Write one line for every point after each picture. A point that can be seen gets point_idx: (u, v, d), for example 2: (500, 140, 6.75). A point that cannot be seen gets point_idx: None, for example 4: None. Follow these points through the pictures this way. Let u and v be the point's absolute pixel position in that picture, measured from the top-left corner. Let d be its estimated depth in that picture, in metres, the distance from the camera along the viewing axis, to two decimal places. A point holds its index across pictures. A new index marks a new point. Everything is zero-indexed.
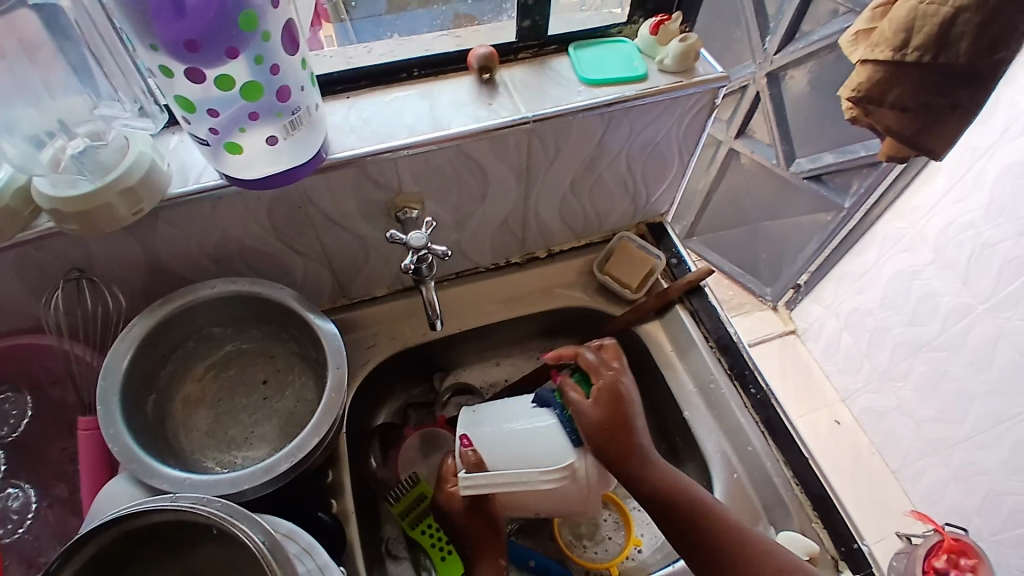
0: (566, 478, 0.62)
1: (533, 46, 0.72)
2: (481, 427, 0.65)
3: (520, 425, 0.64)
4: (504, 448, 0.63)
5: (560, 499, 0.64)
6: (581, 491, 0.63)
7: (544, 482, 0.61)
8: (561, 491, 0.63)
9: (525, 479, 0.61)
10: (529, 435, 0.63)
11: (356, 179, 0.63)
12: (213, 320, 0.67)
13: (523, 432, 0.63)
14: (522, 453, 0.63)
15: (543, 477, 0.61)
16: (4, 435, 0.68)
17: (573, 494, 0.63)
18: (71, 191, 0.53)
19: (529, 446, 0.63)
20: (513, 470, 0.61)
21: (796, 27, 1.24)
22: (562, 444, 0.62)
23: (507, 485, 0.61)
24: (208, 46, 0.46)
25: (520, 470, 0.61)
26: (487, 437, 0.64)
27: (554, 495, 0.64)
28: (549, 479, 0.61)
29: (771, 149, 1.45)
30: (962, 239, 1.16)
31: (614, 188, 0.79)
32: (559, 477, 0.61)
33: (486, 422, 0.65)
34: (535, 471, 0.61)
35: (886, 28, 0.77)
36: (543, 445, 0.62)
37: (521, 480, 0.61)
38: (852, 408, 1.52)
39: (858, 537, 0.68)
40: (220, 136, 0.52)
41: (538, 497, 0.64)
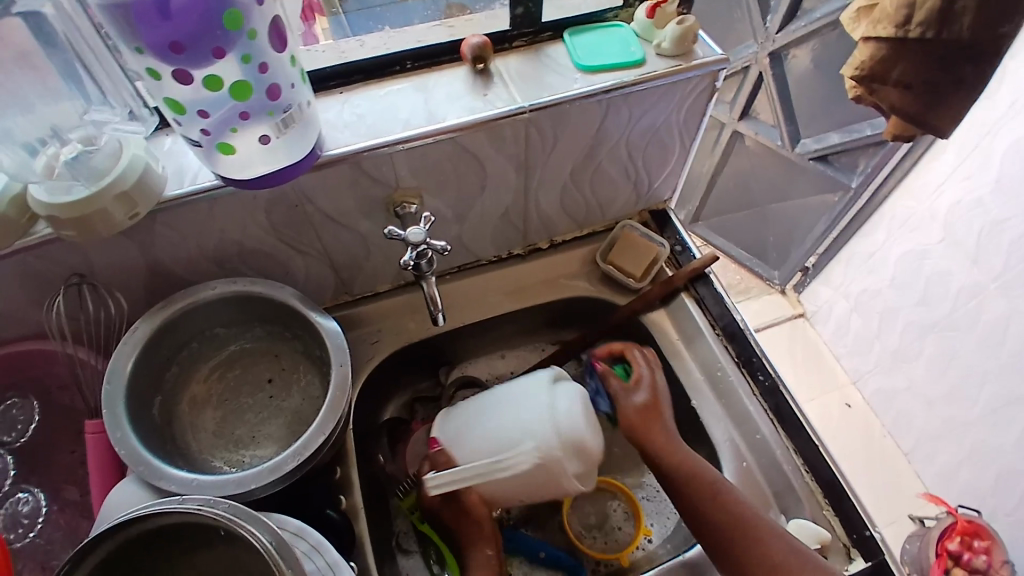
0: (533, 465, 0.64)
1: (528, 33, 0.70)
2: (447, 427, 0.69)
3: (477, 419, 0.67)
4: (469, 442, 0.67)
5: (527, 485, 0.66)
6: (553, 476, 0.64)
7: (506, 471, 0.64)
8: (533, 477, 0.65)
9: (491, 469, 0.65)
10: (498, 425, 0.66)
11: (352, 176, 0.63)
12: (216, 320, 0.67)
13: (481, 425, 0.67)
14: (493, 443, 0.65)
15: (508, 467, 0.64)
16: (13, 441, 0.69)
17: (548, 480, 0.65)
18: (68, 198, 0.53)
19: (498, 436, 0.65)
20: (478, 464, 0.65)
21: (798, 5, 1.21)
22: (526, 431, 0.64)
23: (477, 477, 0.65)
24: (194, 47, 0.46)
25: (489, 461, 0.65)
26: (453, 435, 0.68)
27: (529, 482, 0.65)
28: (516, 468, 0.64)
29: (775, 130, 1.42)
30: (971, 217, 1.14)
31: (614, 176, 0.78)
32: (528, 463, 0.64)
33: (461, 417, 0.69)
34: (501, 461, 0.64)
35: (888, 4, 0.75)
36: (511, 433, 0.65)
37: (484, 472, 0.65)
38: (863, 391, 1.51)
39: (870, 525, 0.67)
40: (212, 137, 0.52)
41: (514, 485, 0.65)
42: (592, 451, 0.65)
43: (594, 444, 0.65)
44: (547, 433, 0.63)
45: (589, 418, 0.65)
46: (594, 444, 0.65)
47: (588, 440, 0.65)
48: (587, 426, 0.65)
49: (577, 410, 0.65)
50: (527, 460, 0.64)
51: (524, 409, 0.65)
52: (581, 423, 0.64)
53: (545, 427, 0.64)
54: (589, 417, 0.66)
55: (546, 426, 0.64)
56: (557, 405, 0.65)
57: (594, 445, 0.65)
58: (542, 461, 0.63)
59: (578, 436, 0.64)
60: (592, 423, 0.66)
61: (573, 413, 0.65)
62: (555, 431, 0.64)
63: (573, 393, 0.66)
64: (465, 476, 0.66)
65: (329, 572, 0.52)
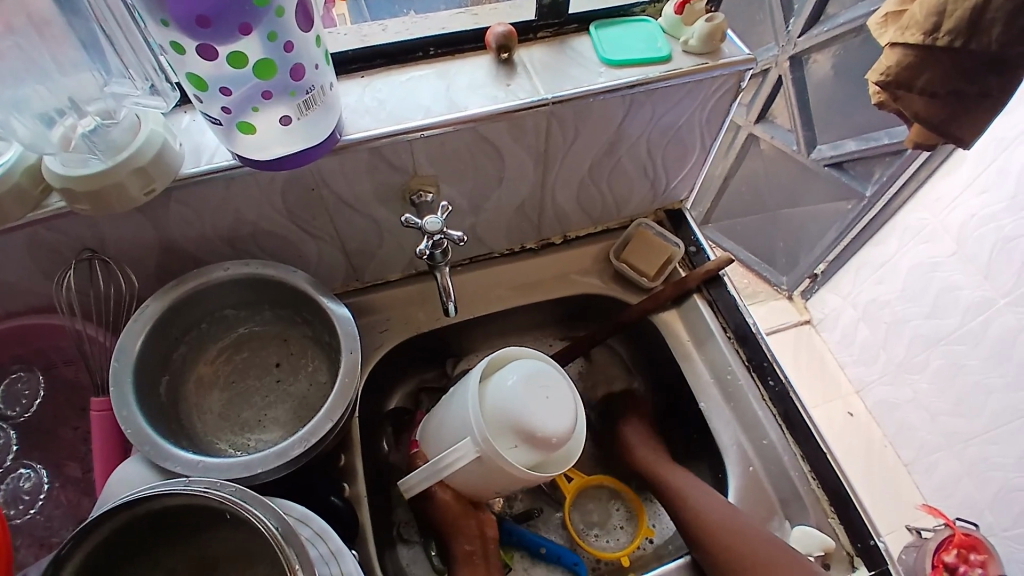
0: (475, 459, 0.59)
1: (553, 25, 0.70)
2: (423, 428, 0.69)
3: (439, 415, 0.65)
4: (434, 441, 0.65)
5: (482, 478, 0.61)
6: (500, 468, 0.58)
7: (455, 465, 0.60)
8: (483, 471, 0.60)
9: (442, 467, 0.61)
10: (451, 418, 0.63)
11: (370, 161, 0.62)
12: (225, 302, 0.66)
13: (441, 421, 0.65)
14: (450, 438, 0.62)
15: (455, 462, 0.60)
16: (17, 415, 0.69)
17: (500, 471, 0.59)
18: (82, 170, 0.52)
19: (453, 429, 0.62)
20: (430, 463, 0.62)
21: (821, 9, 1.20)
22: (467, 421, 0.59)
23: (433, 475, 0.62)
24: (220, 22, 0.45)
25: (438, 458, 0.61)
26: (425, 437, 0.68)
27: (484, 473, 0.60)
28: (460, 463, 0.60)
29: (791, 134, 1.41)
30: (984, 231, 1.13)
31: (633, 173, 0.77)
32: (470, 457, 0.59)
33: (434, 414, 0.68)
34: (449, 456, 0.60)
35: (917, 10, 0.73)
36: (458, 426, 0.61)
37: (436, 470, 0.62)
38: (866, 400, 1.51)
39: (875, 534, 0.67)
40: (233, 115, 0.51)
41: (473, 476, 0.61)
42: (540, 436, 0.57)
43: (542, 428, 0.57)
44: (481, 422, 0.58)
45: (531, 400, 0.57)
46: (541, 428, 0.57)
47: (530, 425, 0.57)
48: (526, 411, 0.57)
49: (512, 392, 0.58)
50: (468, 454, 0.59)
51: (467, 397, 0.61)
52: (519, 406, 0.57)
53: (478, 415, 0.58)
54: (533, 397, 0.57)
55: (481, 414, 0.58)
56: (493, 388, 0.59)
57: (540, 429, 0.57)
58: (481, 453, 0.58)
59: (516, 420, 0.57)
60: (539, 404, 0.57)
61: (509, 396, 0.58)
62: (492, 417, 0.58)
63: (515, 373, 0.59)
64: (423, 476, 0.63)
65: (332, 560, 0.51)
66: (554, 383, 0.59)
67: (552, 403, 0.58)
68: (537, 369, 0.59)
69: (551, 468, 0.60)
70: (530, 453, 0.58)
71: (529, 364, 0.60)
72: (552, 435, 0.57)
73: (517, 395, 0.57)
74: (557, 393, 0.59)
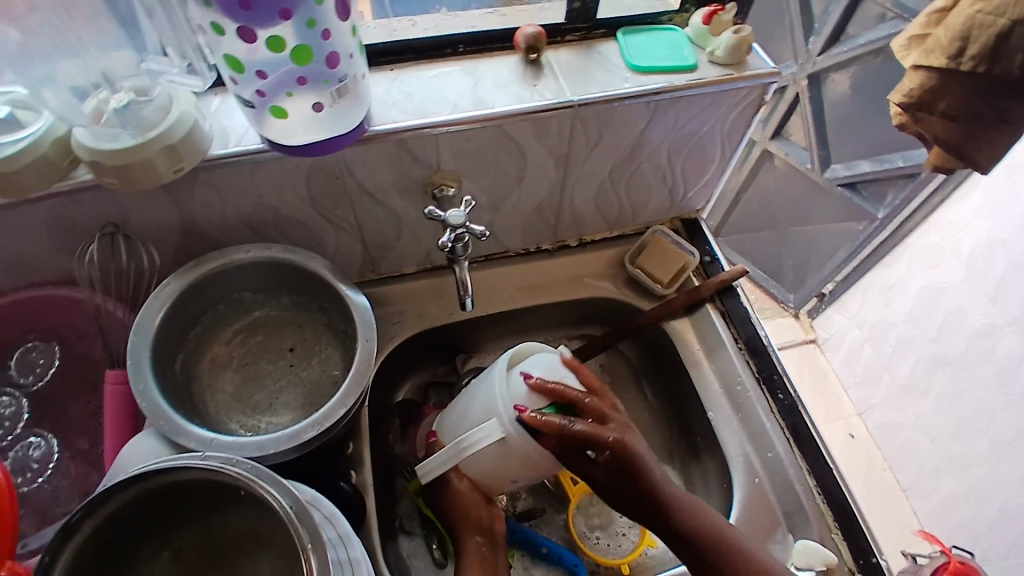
0: (498, 440, 0.59)
1: (582, 29, 0.70)
2: (441, 417, 0.70)
3: (460, 403, 0.66)
4: (453, 427, 0.66)
5: (502, 463, 0.61)
6: (523, 452, 0.58)
7: (478, 445, 0.60)
8: (500, 458, 0.60)
9: (464, 448, 0.62)
10: (472, 403, 0.63)
11: (395, 152, 0.62)
12: (243, 284, 0.66)
13: (461, 408, 0.65)
14: (468, 422, 0.63)
15: (477, 444, 0.60)
16: (30, 384, 0.69)
17: (522, 456, 0.59)
18: (112, 144, 0.53)
19: (473, 413, 0.62)
20: (450, 447, 0.63)
21: (842, 29, 1.22)
22: (490, 405, 0.60)
23: (453, 457, 0.63)
24: (262, 5, 0.45)
25: (460, 440, 0.62)
26: (442, 424, 0.68)
27: (501, 461, 0.61)
28: (482, 444, 0.60)
29: (806, 152, 1.42)
30: (995, 258, 1.14)
31: (651, 180, 0.78)
32: (493, 438, 0.59)
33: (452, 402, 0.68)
34: (469, 438, 0.61)
35: (942, 34, 0.74)
36: (479, 410, 0.61)
37: (458, 449, 0.63)
38: (868, 422, 1.50)
39: (877, 551, 0.67)
40: (266, 98, 0.52)
41: (490, 463, 0.61)
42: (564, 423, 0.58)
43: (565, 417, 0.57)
44: (506, 405, 0.58)
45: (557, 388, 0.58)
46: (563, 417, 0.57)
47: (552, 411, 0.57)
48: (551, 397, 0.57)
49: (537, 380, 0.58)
50: (492, 434, 0.59)
51: (489, 382, 0.61)
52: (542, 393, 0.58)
53: (502, 398, 0.59)
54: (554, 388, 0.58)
55: (506, 398, 0.58)
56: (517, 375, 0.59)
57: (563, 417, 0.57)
58: (504, 436, 0.58)
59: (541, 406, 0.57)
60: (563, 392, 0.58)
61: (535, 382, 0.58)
62: (514, 401, 0.58)
63: (539, 364, 0.60)
64: (442, 459, 0.64)
65: (341, 545, 0.51)
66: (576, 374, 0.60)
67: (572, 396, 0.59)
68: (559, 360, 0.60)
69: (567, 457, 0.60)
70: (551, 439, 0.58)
71: (550, 356, 0.61)
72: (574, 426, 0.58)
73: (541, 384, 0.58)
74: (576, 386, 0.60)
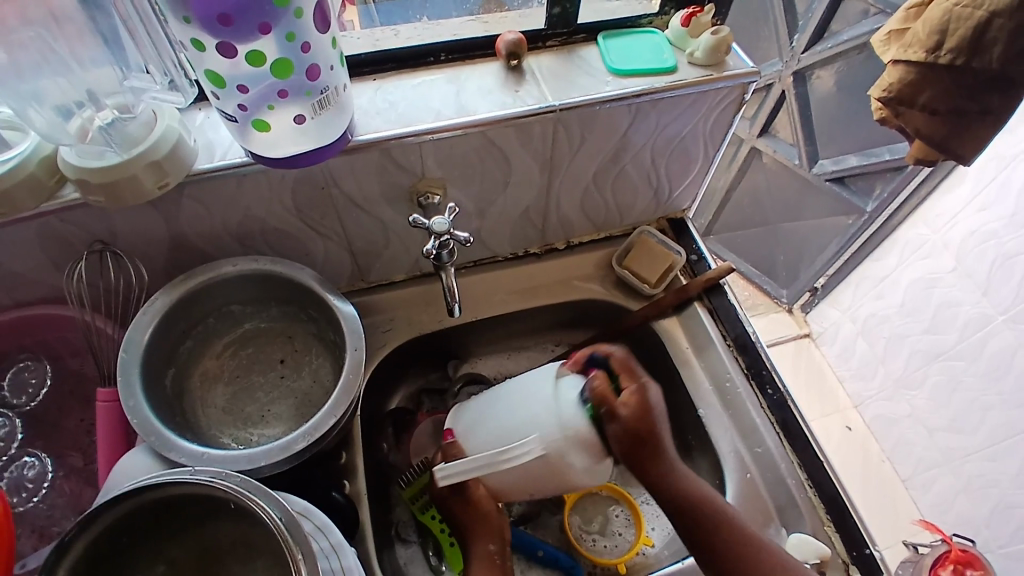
0: (541, 458, 0.61)
1: (562, 34, 0.71)
2: (456, 421, 0.69)
3: (486, 410, 0.66)
4: (476, 434, 0.65)
5: (535, 477, 0.62)
6: (561, 470, 0.61)
7: (517, 456, 0.62)
8: (535, 473, 0.62)
9: (501, 459, 0.63)
10: (506, 415, 0.63)
11: (380, 162, 0.63)
12: (232, 297, 0.67)
13: (489, 416, 0.65)
14: (502, 432, 0.63)
15: (518, 459, 0.61)
16: (23, 404, 0.69)
17: (557, 473, 0.61)
18: (97, 162, 0.53)
19: (506, 423, 0.63)
20: (483, 455, 0.63)
21: (825, 26, 1.23)
22: (535, 421, 0.61)
23: (481, 469, 0.64)
24: (241, 20, 0.46)
25: (497, 450, 0.62)
26: (458, 432, 0.67)
27: (531, 473, 0.62)
28: (524, 459, 0.61)
29: (794, 149, 1.44)
30: (984, 248, 1.14)
31: (637, 181, 0.79)
32: (533, 455, 0.61)
33: (470, 408, 0.68)
34: (511, 451, 0.62)
35: (919, 29, 0.74)
36: (518, 424, 0.62)
37: (492, 460, 0.63)
38: (864, 415, 1.51)
39: (870, 543, 0.68)
40: (248, 112, 0.52)
41: (522, 477, 0.63)
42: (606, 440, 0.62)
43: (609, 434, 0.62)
44: (558, 422, 0.60)
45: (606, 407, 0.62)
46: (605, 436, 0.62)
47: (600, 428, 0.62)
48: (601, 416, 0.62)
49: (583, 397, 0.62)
50: (537, 451, 0.60)
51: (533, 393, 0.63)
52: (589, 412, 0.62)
53: (553, 414, 0.61)
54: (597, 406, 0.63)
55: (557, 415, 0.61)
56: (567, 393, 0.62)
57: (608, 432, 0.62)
58: (549, 454, 0.60)
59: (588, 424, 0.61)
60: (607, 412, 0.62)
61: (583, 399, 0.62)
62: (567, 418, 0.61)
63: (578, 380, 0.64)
64: (469, 467, 0.64)
65: (332, 554, 0.52)
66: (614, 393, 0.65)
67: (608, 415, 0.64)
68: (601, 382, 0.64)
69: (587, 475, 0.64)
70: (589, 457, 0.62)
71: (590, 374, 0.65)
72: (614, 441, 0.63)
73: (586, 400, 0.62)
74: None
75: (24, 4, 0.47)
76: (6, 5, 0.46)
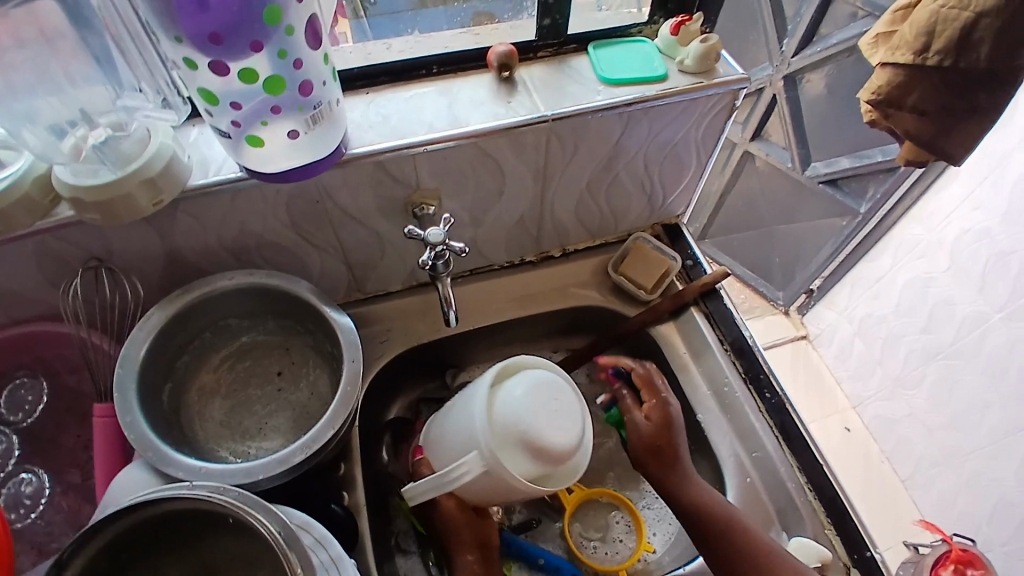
0: (481, 472, 0.58)
1: (553, 45, 0.72)
2: (429, 436, 0.69)
3: (446, 425, 0.65)
4: (441, 451, 0.65)
5: (490, 489, 0.60)
6: (505, 483, 0.58)
7: (462, 473, 0.59)
8: (488, 485, 0.60)
9: (451, 479, 0.60)
10: (457, 430, 0.62)
11: (374, 174, 0.63)
12: (228, 311, 0.67)
13: (447, 431, 0.64)
14: (455, 450, 0.62)
15: (462, 476, 0.59)
16: (20, 421, 0.69)
17: (506, 486, 0.58)
18: (93, 180, 0.53)
19: (457, 438, 0.62)
20: (435, 475, 0.61)
21: (814, 30, 1.24)
22: (472, 434, 0.59)
23: (438, 488, 0.62)
24: (232, 39, 0.46)
25: (443, 471, 0.61)
26: (430, 447, 0.68)
27: (487, 486, 0.60)
28: (468, 476, 0.59)
29: (786, 152, 1.44)
30: (978, 247, 1.15)
31: (630, 188, 0.79)
32: (474, 471, 0.58)
33: (438, 422, 0.67)
34: (455, 470, 0.60)
35: (907, 31, 0.75)
36: (463, 438, 0.61)
37: (441, 480, 0.61)
38: (863, 415, 1.51)
39: (871, 545, 0.68)
40: (241, 129, 0.53)
41: (480, 488, 0.61)
42: (550, 444, 0.56)
43: (554, 437, 0.56)
44: (488, 434, 0.57)
45: (544, 408, 0.57)
46: (550, 441, 0.56)
47: (539, 433, 0.56)
48: (537, 420, 0.57)
49: (523, 401, 0.58)
50: (475, 466, 0.58)
51: (473, 404, 0.60)
52: (530, 416, 0.57)
53: (481, 425, 0.58)
54: (542, 407, 0.57)
55: (488, 425, 0.58)
56: (504, 397, 0.59)
57: (551, 436, 0.56)
58: (486, 467, 0.57)
59: (525, 432, 0.57)
60: (547, 415, 0.57)
61: (518, 404, 0.57)
62: (503, 428, 0.58)
63: (523, 382, 0.59)
64: (430, 486, 0.62)
65: (332, 567, 0.52)
66: (563, 393, 0.59)
67: (561, 416, 0.58)
68: (548, 380, 0.60)
69: (553, 484, 0.60)
70: (534, 465, 0.57)
71: (539, 374, 0.60)
72: (562, 444, 0.57)
73: (529, 403, 0.57)
74: (568, 405, 0.59)
75: (17, 24, 0.48)
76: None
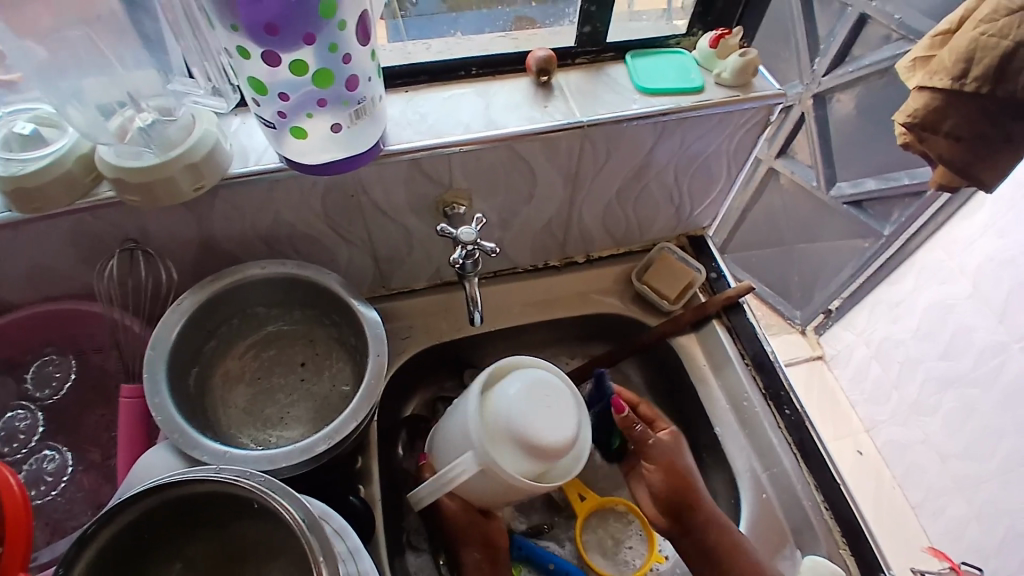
0: (478, 471, 0.58)
1: (591, 52, 0.72)
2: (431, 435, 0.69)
3: (445, 422, 0.65)
4: (440, 449, 0.65)
5: (490, 487, 0.61)
6: (502, 480, 0.58)
7: (460, 474, 0.60)
8: (487, 482, 0.60)
9: (450, 481, 0.61)
10: (453, 428, 0.62)
11: (409, 171, 0.64)
12: (259, 299, 0.68)
13: (446, 428, 0.65)
14: (454, 451, 0.62)
15: (458, 477, 0.60)
16: (46, 397, 0.70)
17: (502, 483, 0.59)
18: (134, 162, 0.54)
19: (455, 438, 0.62)
20: (435, 479, 0.62)
21: (847, 50, 1.24)
22: (467, 434, 0.59)
23: (440, 489, 0.62)
24: (286, 31, 0.47)
25: (442, 472, 0.61)
26: (432, 445, 0.68)
27: (489, 484, 0.61)
28: (465, 476, 0.59)
29: (811, 170, 1.43)
30: (1002, 273, 1.14)
31: (659, 198, 0.79)
32: (471, 471, 0.59)
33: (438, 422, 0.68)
34: (453, 471, 0.60)
35: (946, 56, 0.75)
36: (460, 437, 0.61)
37: (441, 482, 0.61)
38: (876, 440, 1.50)
39: (885, 568, 0.67)
40: (287, 120, 0.54)
41: (483, 484, 0.61)
42: (537, 441, 0.56)
43: (543, 436, 0.56)
44: (482, 432, 0.58)
45: (536, 405, 0.58)
46: (542, 438, 0.56)
47: (527, 430, 0.57)
48: (530, 417, 0.57)
49: (515, 398, 0.58)
50: (470, 467, 0.58)
51: (466, 403, 0.61)
52: (523, 413, 0.57)
53: (475, 424, 0.58)
54: (535, 405, 0.58)
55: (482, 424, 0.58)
56: (497, 395, 0.59)
57: (538, 433, 0.56)
58: (482, 466, 0.58)
59: (518, 429, 0.57)
60: (540, 413, 0.57)
61: (511, 402, 0.58)
62: (496, 426, 0.58)
63: (517, 380, 0.59)
64: (434, 487, 0.62)
65: (350, 558, 0.52)
66: (557, 390, 0.59)
67: (554, 414, 0.58)
68: (542, 377, 0.60)
69: (551, 480, 0.60)
70: (528, 463, 0.57)
71: (533, 371, 0.60)
72: (552, 442, 0.57)
73: (520, 400, 0.58)
74: (562, 401, 0.59)
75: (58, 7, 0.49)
76: (39, 5, 0.48)
